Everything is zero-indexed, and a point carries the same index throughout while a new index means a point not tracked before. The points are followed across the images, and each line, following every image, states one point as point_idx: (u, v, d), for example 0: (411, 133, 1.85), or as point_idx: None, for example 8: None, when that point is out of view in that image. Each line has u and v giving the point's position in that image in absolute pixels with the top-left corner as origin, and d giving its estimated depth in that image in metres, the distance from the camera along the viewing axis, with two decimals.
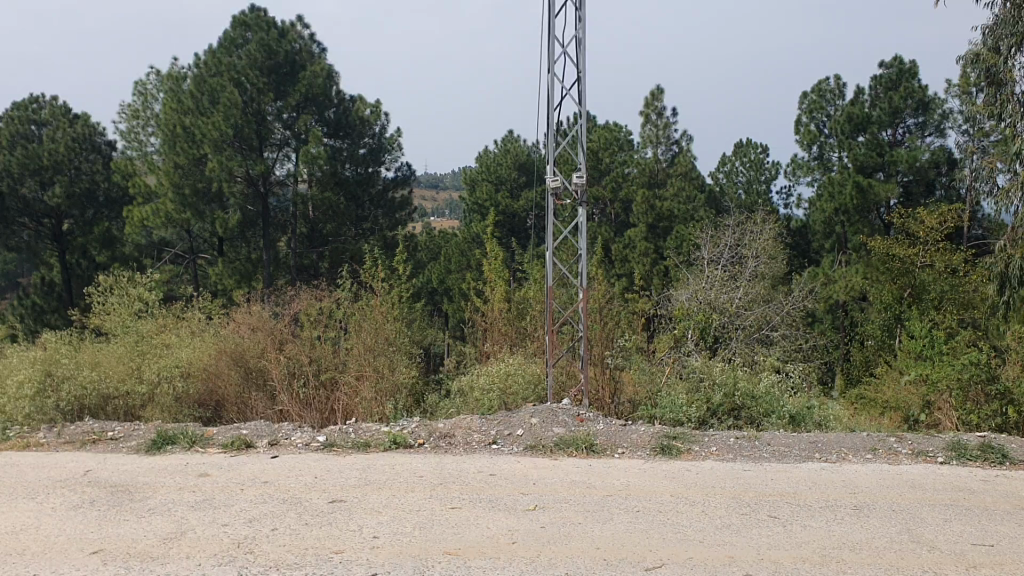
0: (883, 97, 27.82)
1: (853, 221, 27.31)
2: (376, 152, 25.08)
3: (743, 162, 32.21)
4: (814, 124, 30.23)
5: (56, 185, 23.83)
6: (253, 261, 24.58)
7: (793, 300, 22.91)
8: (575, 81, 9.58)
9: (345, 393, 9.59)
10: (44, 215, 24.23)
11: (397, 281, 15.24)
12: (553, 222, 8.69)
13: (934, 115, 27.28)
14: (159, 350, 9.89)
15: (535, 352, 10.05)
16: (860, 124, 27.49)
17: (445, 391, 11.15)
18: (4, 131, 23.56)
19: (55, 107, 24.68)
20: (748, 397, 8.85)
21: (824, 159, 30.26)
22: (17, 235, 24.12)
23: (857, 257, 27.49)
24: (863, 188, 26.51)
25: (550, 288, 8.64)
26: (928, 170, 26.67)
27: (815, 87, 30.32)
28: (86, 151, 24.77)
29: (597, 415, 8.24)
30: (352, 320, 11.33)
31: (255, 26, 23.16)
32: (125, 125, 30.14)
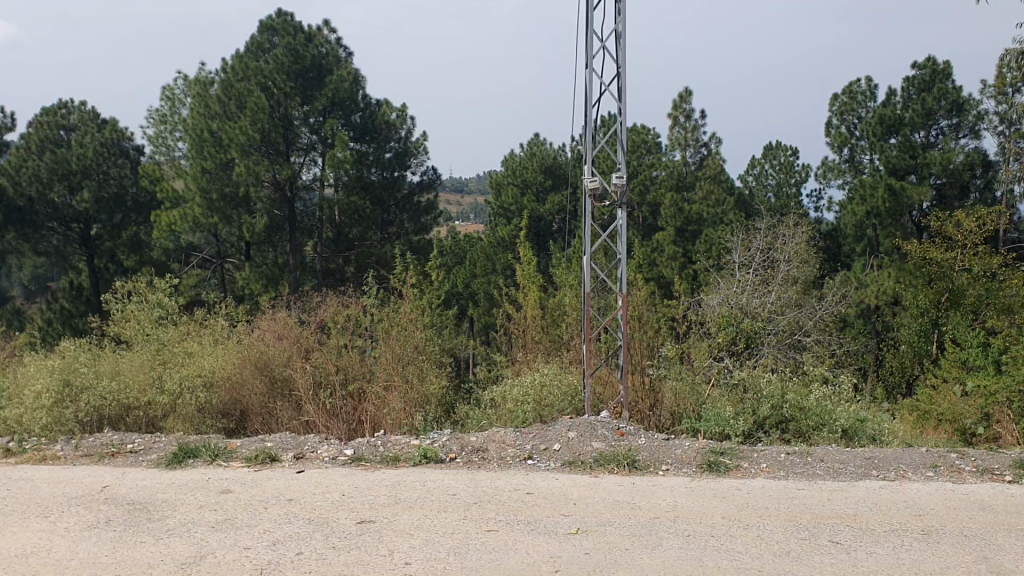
0: (916, 98, 27.01)
1: (885, 224, 26.61)
2: (402, 156, 24.73)
3: (773, 164, 31.60)
4: (845, 126, 29.60)
5: (84, 190, 23.64)
6: (280, 266, 24.40)
7: (825, 306, 22.34)
8: (616, 77, 9.11)
9: (375, 402, 9.28)
10: (72, 220, 24.14)
11: (426, 286, 14.90)
12: (591, 225, 8.27)
13: (969, 116, 26.28)
14: (182, 357, 9.52)
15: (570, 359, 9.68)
16: (892, 125, 26.76)
17: (476, 401, 10.77)
18: (33, 137, 23.77)
19: (84, 112, 24.72)
20: (798, 410, 8.48)
21: (855, 161, 29.52)
22: (46, 240, 24.05)
23: (890, 261, 26.83)
24: (895, 191, 25.62)
25: (587, 295, 8.15)
26: (963, 173, 25.69)
27: (846, 88, 29.61)
28: (114, 156, 24.52)
29: (638, 429, 7.83)
30: (379, 327, 11.01)
31: (282, 30, 23.01)
32: (153, 130, 30.06)
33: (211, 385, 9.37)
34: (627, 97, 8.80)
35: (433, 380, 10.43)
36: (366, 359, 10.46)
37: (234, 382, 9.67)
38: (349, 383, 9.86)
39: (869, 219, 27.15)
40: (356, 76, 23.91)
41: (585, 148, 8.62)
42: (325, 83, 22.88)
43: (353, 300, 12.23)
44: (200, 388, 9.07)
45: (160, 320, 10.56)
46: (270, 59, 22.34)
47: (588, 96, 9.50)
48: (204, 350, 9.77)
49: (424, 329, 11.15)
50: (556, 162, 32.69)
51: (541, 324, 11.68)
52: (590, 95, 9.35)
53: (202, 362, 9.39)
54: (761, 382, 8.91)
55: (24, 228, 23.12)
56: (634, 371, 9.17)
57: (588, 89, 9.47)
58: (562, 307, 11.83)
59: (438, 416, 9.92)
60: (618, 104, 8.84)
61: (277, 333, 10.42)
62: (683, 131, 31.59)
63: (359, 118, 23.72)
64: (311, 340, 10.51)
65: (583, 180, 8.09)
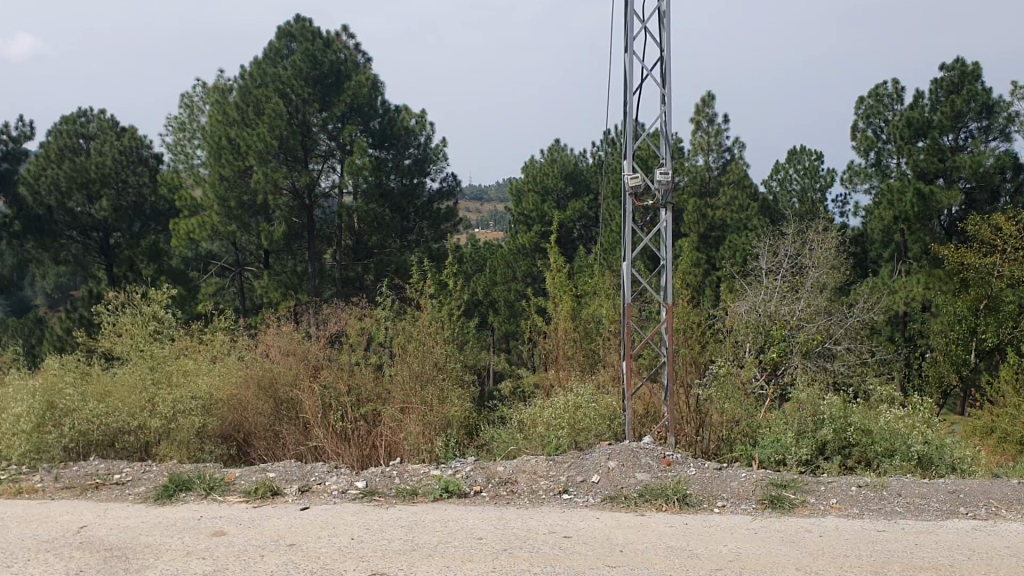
0: (944, 101, 25.97)
1: (913, 229, 25.21)
2: (421, 163, 24.02)
3: (797, 168, 30.57)
4: (872, 130, 28.47)
5: (103, 199, 23.01)
6: (299, 274, 23.72)
7: (855, 312, 21.32)
8: (659, 60, 8.13)
9: (392, 427, 8.44)
10: (91, 228, 23.41)
11: (446, 295, 14.10)
12: (631, 229, 7.38)
13: (999, 119, 25.23)
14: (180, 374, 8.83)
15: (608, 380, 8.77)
16: (920, 129, 25.35)
17: (501, 421, 9.91)
18: (53, 145, 22.84)
19: (103, 121, 24.02)
20: (862, 434, 7.60)
21: (881, 166, 28.43)
22: (65, 249, 23.15)
23: (919, 268, 25.55)
24: (923, 196, 24.17)
25: (627, 306, 7.32)
26: (994, 176, 24.75)
27: (873, 91, 28.64)
28: (133, 164, 23.83)
29: (686, 456, 6.95)
30: (395, 342, 10.20)
31: (300, 36, 22.22)
32: (172, 138, 29.46)
33: (211, 407, 8.61)
34: (669, 83, 7.91)
35: (457, 400, 9.61)
36: (380, 378, 9.66)
37: (236, 403, 8.90)
38: (363, 405, 9.07)
39: (896, 224, 25.55)
40: (375, 82, 23.11)
41: (626, 144, 7.66)
42: (343, 89, 22.02)
43: (371, 312, 11.47)
44: (197, 409, 8.30)
45: (157, 335, 9.74)
46: (288, 66, 21.60)
47: (627, 81, 8.63)
48: (203, 366, 9.02)
49: (446, 346, 10.34)
50: (576, 168, 31.88)
51: (573, 338, 10.83)
52: (631, 80, 8.54)
53: (200, 380, 8.70)
54: (823, 404, 8.00)
55: (44, 237, 22.36)
56: (679, 390, 8.24)
57: (628, 73, 8.73)
58: (600, 318, 10.85)
59: (462, 440, 9.07)
60: (661, 91, 7.91)
61: (284, 350, 9.67)
62: (706, 135, 30.31)
63: (377, 125, 22.91)
64: (321, 358, 9.78)
65: (623, 177, 7.24)
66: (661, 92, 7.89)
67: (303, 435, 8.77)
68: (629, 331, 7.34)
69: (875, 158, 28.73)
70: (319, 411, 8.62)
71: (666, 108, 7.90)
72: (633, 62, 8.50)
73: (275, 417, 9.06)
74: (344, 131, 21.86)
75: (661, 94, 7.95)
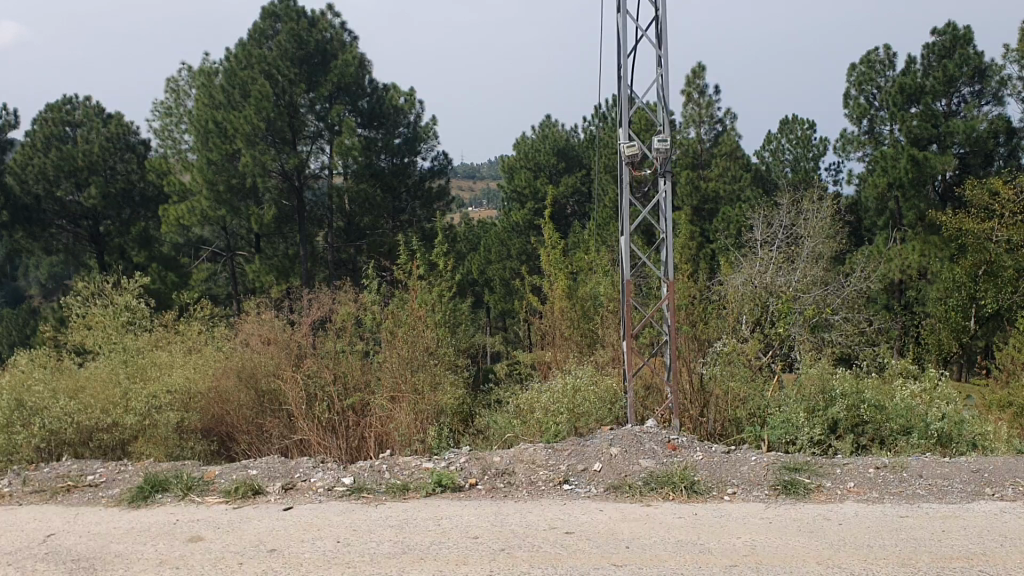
0: (937, 66, 25.17)
1: (908, 195, 24.84)
2: (411, 141, 23.45)
3: (790, 138, 30.11)
4: (864, 97, 27.94)
5: (91, 186, 22.40)
6: (291, 257, 23.26)
7: (852, 282, 20.92)
8: (654, 20, 7.61)
9: (382, 419, 8.11)
10: (81, 217, 22.87)
11: (440, 277, 13.66)
12: (629, 200, 6.94)
13: (992, 83, 24.45)
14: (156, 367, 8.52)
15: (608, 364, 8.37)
16: (912, 94, 25.05)
17: (497, 406, 9.55)
18: (39, 133, 22.31)
19: (89, 107, 23.36)
20: (876, 411, 7.26)
21: (875, 134, 27.92)
22: (55, 238, 22.78)
23: (914, 235, 25.13)
24: (917, 161, 23.91)
25: (627, 282, 6.91)
26: (988, 141, 23.91)
27: (865, 58, 28.02)
28: (121, 151, 23.14)
29: (691, 440, 6.57)
30: (383, 328, 9.85)
31: (284, 16, 21.65)
32: (158, 123, 28.91)
33: (188, 402, 8.28)
34: (666, 44, 7.44)
35: (450, 386, 9.26)
36: (369, 366, 9.30)
37: (216, 397, 8.61)
38: (349, 395, 8.74)
39: (890, 190, 25.05)
40: (363, 61, 22.55)
41: (622, 110, 7.17)
42: (329, 69, 21.45)
43: (360, 296, 11.06)
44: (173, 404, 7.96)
45: (129, 325, 9.71)
46: (272, 47, 21.03)
47: (622, 43, 8.09)
48: (179, 359, 8.67)
49: (437, 331, 9.98)
50: (568, 144, 31.34)
51: (571, 318, 10.44)
52: (625, 41, 8.03)
53: (176, 373, 8.38)
54: (833, 380, 7.63)
55: (32, 226, 22.01)
56: (682, 370, 7.86)
57: (621, 35, 8.18)
58: (600, 292, 10.36)
59: (456, 429, 8.74)
60: (659, 52, 7.41)
61: (265, 339, 9.31)
62: (697, 107, 29.57)
63: (366, 104, 22.35)
64: (305, 345, 9.41)
65: (619, 146, 6.78)
66: (659, 52, 7.40)
67: (289, 429, 8.44)
68: (629, 308, 6.93)
69: (869, 126, 28.23)
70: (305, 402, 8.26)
71: (663, 70, 7.36)
72: (626, 24, 7.98)
73: (259, 408, 8.72)
74: (332, 112, 21.17)
75: (658, 55, 7.44)
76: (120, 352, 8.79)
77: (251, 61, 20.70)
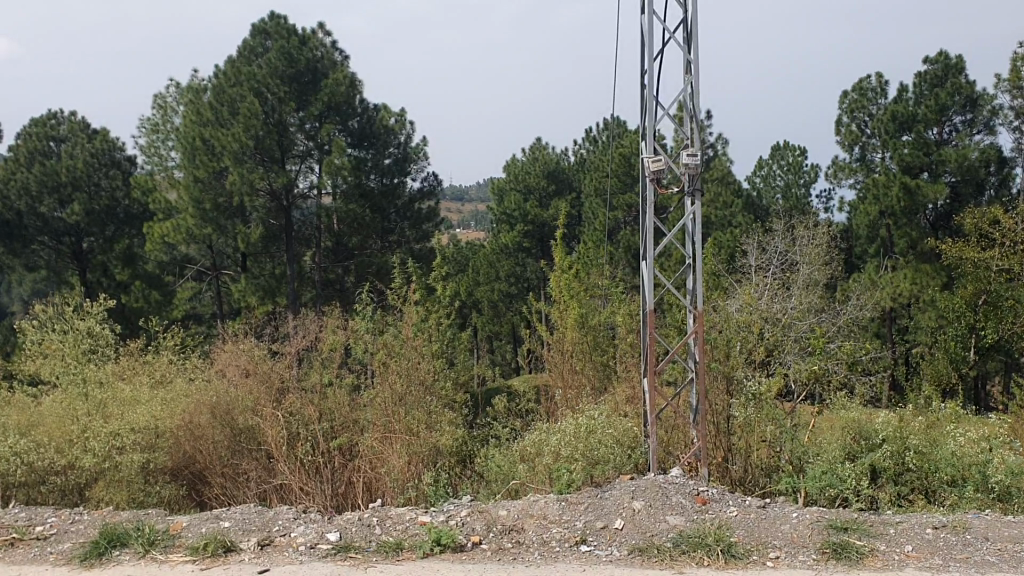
0: (929, 94, 24.46)
1: (899, 223, 24.19)
2: (401, 162, 22.60)
3: (782, 164, 29.56)
4: (855, 124, 27.12)
5: (74, 203, 21.35)
6: (278, 276, 22.41)
7: (849, 308, 20.21)
8: (684, 22, 6.87)
9: (373, 464, 7.63)
10: (63, 234, 21.73)
11: (431, 301, 12.87)
12: (654, 221, 6.25)
13: (983, 112, 23.47)
14: (121, 402, 7.89)
15: (624, 406, 7.60)
16: (905, 122, 24.30)
17: (498, 444, 8.80)
18: (21, 148, 21.47)
19: (75, 122, 22.62)
20: (926, 460, 6.56)
21: (867, 161, 27.21)
22: (37, 255, 21.56)
23: (906, 263, 24.53)
24: (910, 190, 23.21)
25: (649, 312, 6.17)
26: (979, 170, 23.08)
27: (856, 84, 27.15)
28: (106, 167, 22.22)
29: (721, 491, 5.87)
30: (374, 358, 9.13)
31: (275, 33, 20.94)
32: (145, 140, 28.13)
33: (156, 441, 7.74)
34: (697, 46, 6.65)
35: (448, 423, 8.60)
36: (356, 404, 8.77)
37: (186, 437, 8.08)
38: (335, 436, 8.25)
39: (883, 218, 24.78)
40: (354, 80, 21.82)
41: (647, 119, 6.45)
42: (320, 88, 20.74)
43: (348, 323, 10.28)
44: (138, 445, 7.49)
45: (90, 353, 9.06)
46: (263, 64, 20.32)
47: (648, 47, 7.36)
48: (147, 390, 8.17)
49: (434, 364, 9.22)
50: (559, 166, 30.63)
51: (582, 350, 9.74)
52: (651, 44, 7.29)
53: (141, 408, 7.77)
54: (874, 421, 6.92)
55: (13, 243, 20.83)
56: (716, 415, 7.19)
57: (648, 38, 7.46)
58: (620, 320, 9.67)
59: (455, 477, 7.98)
60: (688, 56, 6.67)
61: (243, 370, 8.58)
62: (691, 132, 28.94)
63: (356, 123, 21.66)
64: (288, 376, 8.75)
65: (644, 161, 6.08)
66: (689, 55, 6.63)
67: (270, 476, 7.97)
68: (652, 343, 6.18)
69: (861, 153, 27.56)
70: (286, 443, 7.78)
71: (691, 76, 6.61)
72: (652, 25, 7.27)
73: (235, 451, 8.17)
74: (323, 130, 20.46)
75: (688, 59, 6.67)
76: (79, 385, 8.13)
77: (240, 78, 20.11)
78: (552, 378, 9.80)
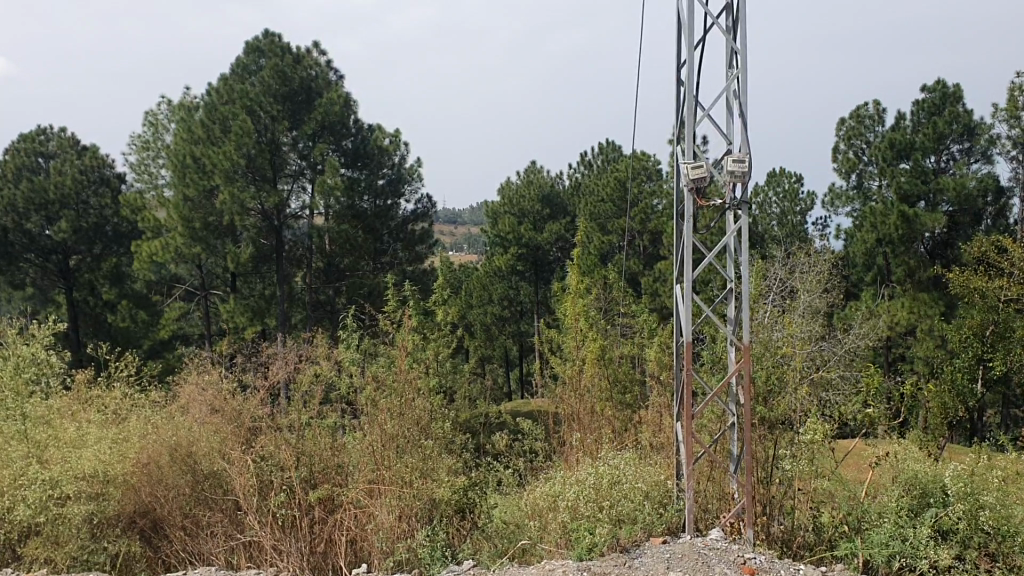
0: (926, 123, 23.44)
1: (897, 251, 23.29)
2: (395, 183, 21.77)
3: (777, 191, 28.80)
4: (852, 152, 26.26)
5: (62, 220, 20.25)
6: (267, 297, 21.38)
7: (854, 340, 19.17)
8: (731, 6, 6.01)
9: (360, 518, 7.22)
10: (50, 252, 20.65)
11: (426, 326, 11.93)
12: (691, 241, 5.48)
13: (981, 141, 22.73)
14: (67, 443, 7.41)
15: (653, 455, 6.82)
16: (902, 150, 23.29)
17: (498, 488, 8.22)
18: (8, 164, 20.29)
19: (64, 138, 21.23)
20: (1005, 522, 5.77)
21: (864, 189, 26.40)
22: (23, 273, 20.49)
23: (902, 291, 23.68)
24: (906, 219, 22.36)
25: (686, 347, 5.36)
26: (977, 200, 22.27)
27: (853, 111, 26.25)
28: (95, 184, 21.02)
29: (768, 558, 5.02)
30: (364, 397, 8.23)
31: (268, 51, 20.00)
32: (134, 157, 27.22)
33: (104, 488, 7.32)
34: (746, 32, 5.77)
35: (446, 470, 7.83)
36: (340, 447, 8.04)
37: (140, 484, 7.62)
38: (314, 486, 7.68)
39: (880, 246, 23.86)
40: (348, 99, 21.00)
41: (687, 120, 5.70)
42: (314, 107, 19.88)
43: (339, 355, 9.35)
44: (82, 496, 7.11)
45: (37, 385, 8.44)
46: (256, 82, 19.47)
47: (687, 34, 6.50)
48: (96, 428, 7.70)
49: (429, 401, 8.38)
50: (553, 190, 29.80)
51: (601, 389, 9.04)
52: (691, 31, 6.46)
53: (86, 450, 7.25)
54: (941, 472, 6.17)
55: None
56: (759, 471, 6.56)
57: (687, 26, 6.60)
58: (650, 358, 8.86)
59: (451, 532, 7.42)
60: (735, 46, 5.81)
61: (210, 406, 8.07)
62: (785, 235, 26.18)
63: (350, 143, 20.76)
64: (263, 412, 8.07)
65: (682, 170, 5.31)
66: (736, 43, 5.76)
67: (238, 530, 7.57)
68: (690, 382, 5.36)
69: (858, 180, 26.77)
70: (256, 493, 7.38)
71: (738, 69, 5.76)
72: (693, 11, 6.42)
73: (198, 498, 7.63)
74: (315, 150, 19.63)
75: (734, 46, 5.81)
76: (15, 420, 7.51)
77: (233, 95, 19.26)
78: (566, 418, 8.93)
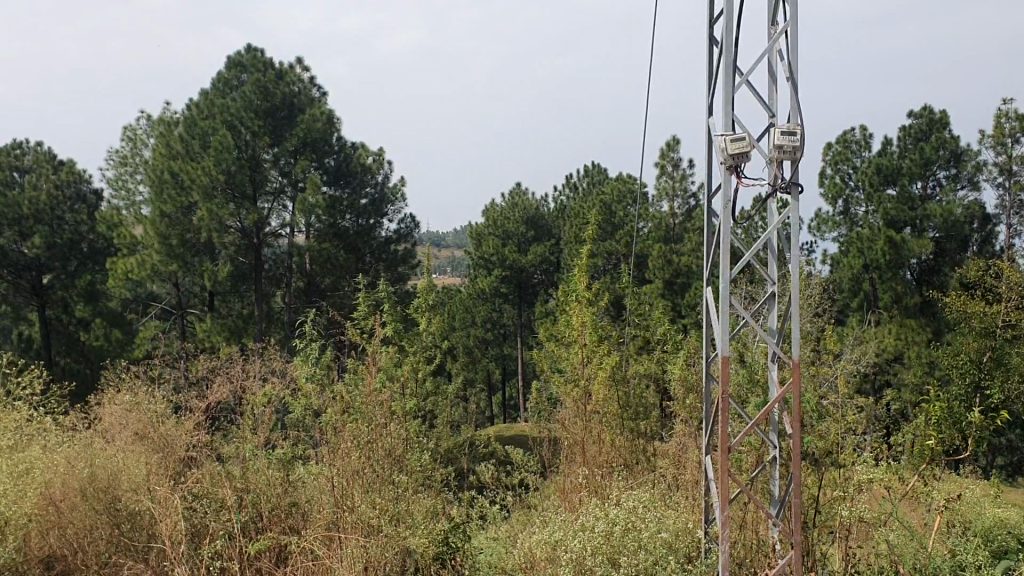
0: (912, 148, 22.62)
1: (884, 277, 22.38)
2: (378, 202, 20.69)
3: None
4: (839, 176, 25.50)
5: (35, 235, 19.00)
6: (245, 317, 20.27)
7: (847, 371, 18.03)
8: None
9: (314, 570, 6.32)
10: (23, 269, 19.37)
11: (412, 346, 10.88)
12: (730, 235, 4.69)
13: (967, 167, 22.05)
14: None
15: (674, 499, 6.07)
16: (889, 175, 22.39)
17: (485, 537, 7.24)
18: None
19: (40, 152, 20.16)
20: None
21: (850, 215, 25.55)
22: None
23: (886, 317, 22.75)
24: (894, 244, 21.62)
25: (723, 360, 4.50)
26: (965, 226, 21.50)
27: (840, 136, 25.46)
28: (70, 200, 19.98)
29: None
30: (328, 432, 7.21)
31: (250, 66, 19.06)
32: (112, 173, 26.13)
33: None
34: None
35: (423, 514, 6.87)
36: (295, 482, 7.42)
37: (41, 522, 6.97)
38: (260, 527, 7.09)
39: (867, 272, 22.98)
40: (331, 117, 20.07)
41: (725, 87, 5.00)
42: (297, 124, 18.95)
43: (312, 388, 8.32)
44: None
45: None
46: (237, 97, 18.50)
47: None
48: None
49: (405, 430, 7.46)
50: (538, 212, 28.82)
51: (610, 416, 8.15)
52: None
53: None
54: None
55: None
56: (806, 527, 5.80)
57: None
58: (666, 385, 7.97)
59: None
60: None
61: (135, 430, 7.47)
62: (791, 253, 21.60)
63: (332, 161, 19.81)
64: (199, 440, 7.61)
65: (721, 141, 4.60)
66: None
67: None
68: (727, 409, 4.47)
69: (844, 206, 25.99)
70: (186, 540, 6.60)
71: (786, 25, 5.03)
72: None
73: (118, 545, 6.97)
74: (297, 167, 18.62)
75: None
76: None
77: (213, 110, 18.25)
78: (564, 453, 8.00)
